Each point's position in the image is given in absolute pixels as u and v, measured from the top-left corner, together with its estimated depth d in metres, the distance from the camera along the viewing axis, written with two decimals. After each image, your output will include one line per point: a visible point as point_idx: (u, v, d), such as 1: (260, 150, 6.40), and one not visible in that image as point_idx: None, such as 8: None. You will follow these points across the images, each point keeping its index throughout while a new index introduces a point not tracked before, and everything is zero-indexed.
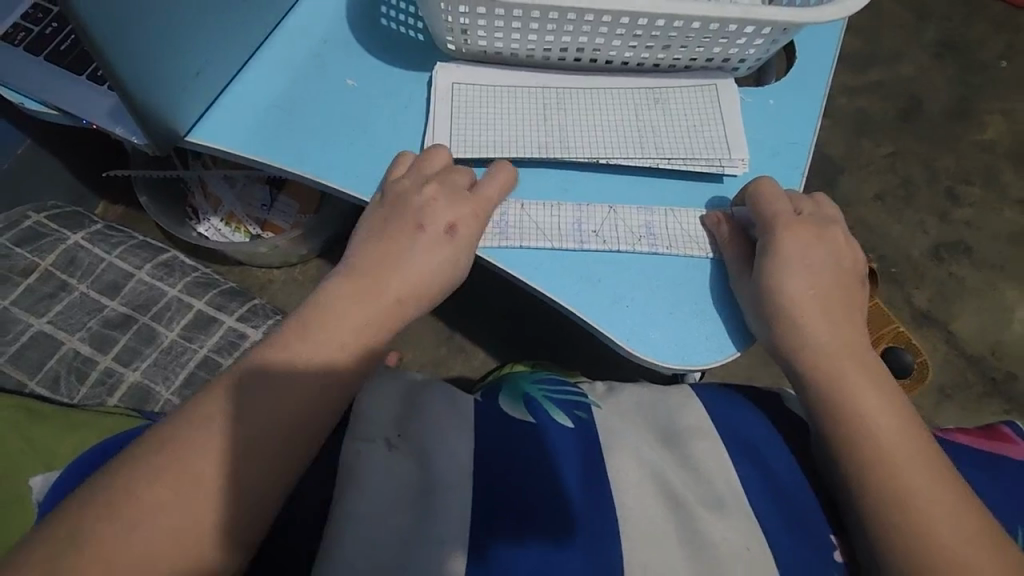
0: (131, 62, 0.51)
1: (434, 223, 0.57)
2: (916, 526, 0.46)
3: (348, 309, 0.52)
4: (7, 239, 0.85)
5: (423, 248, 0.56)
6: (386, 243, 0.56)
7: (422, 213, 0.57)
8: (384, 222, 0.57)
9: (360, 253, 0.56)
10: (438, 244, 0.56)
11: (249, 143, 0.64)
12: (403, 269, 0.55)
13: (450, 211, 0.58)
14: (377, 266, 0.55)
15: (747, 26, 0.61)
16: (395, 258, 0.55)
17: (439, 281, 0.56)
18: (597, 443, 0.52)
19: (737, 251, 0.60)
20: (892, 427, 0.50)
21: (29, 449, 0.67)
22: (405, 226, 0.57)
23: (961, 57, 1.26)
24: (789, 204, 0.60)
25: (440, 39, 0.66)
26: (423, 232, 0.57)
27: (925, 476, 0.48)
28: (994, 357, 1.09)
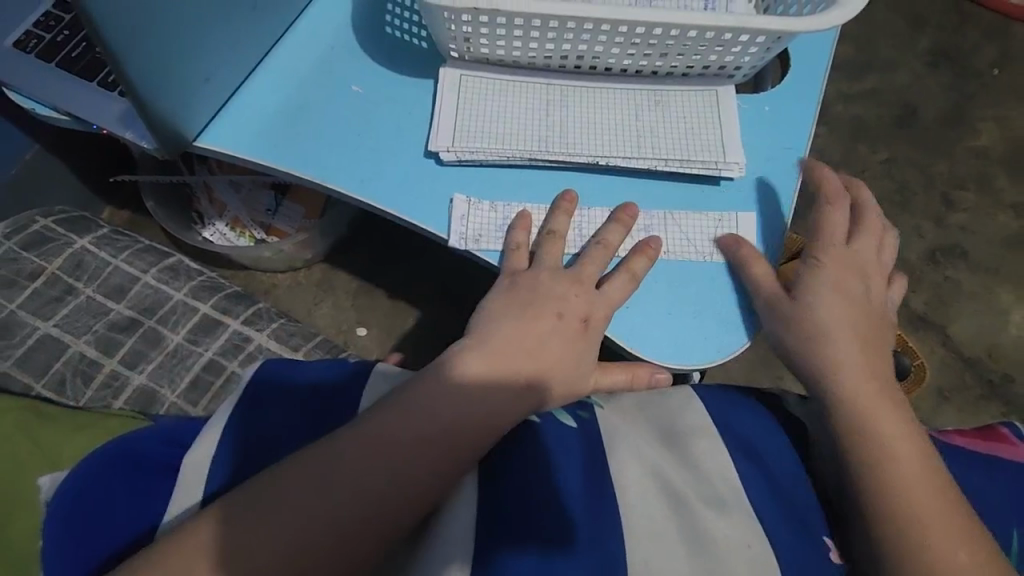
0: (143, 68, 0.53)
1: (574, 315, 0.58)
2: (898, 518, 0.49)
3: (474, 373, 0.53)
4: (15, 243, 0.86)
5: (563, 338, 0.57)
6: (530, 327, 0.56)
7: (562, 303, 0.58)
8: (522, 307, 0.57)
9: (495, 327, 0.56)
10: (577, 337, 0.57)
11: (255, 147, 0.65)
12: (541, 356, 0.55)
13: (583, 305, 0.58)
14: (509, 341, 0.55)
15: (741, 34, 0.62)
16: (533, 343, 0.55)
17: (569, 373, 0.56)
18: (599, 442, 0.53)
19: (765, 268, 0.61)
20: (873, 428, 0.53)
21: (35, 451, 0.68)
22: (547, 313, 0.57)
23: (954, 65, 1.28)
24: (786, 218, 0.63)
25: (443, 47, 0.67)
26: (563, 322, 0.57)
27: (907, 476, 0.51)
28: (991, 360, 1.10)
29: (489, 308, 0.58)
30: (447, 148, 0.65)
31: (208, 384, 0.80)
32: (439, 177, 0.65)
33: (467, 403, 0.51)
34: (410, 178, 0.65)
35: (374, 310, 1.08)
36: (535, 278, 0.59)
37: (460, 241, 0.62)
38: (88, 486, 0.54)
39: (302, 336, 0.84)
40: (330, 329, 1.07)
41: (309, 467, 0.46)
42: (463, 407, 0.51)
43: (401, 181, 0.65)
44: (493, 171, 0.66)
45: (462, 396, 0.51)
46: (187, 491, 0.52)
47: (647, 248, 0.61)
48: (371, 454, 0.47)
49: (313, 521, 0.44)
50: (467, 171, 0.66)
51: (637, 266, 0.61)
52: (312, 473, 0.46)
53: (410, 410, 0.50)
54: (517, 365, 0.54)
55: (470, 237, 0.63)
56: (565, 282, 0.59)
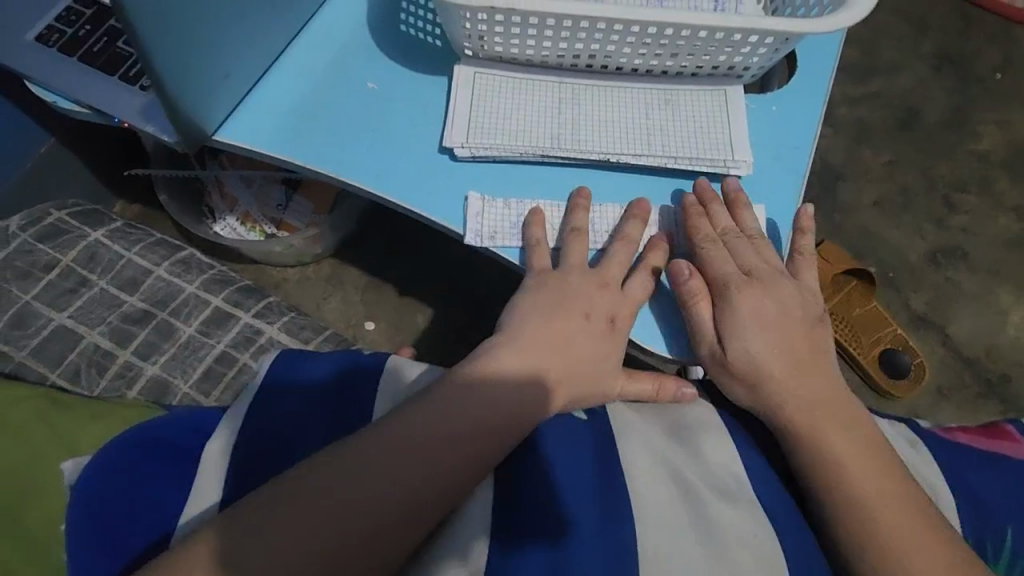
0: (167, 60, 0.54)
1: (600, 315, 0.59)
2: (889, 519, 0.51)
3: (490, 369, 0.54)
4: (30, 235, 0.87)
5: (592, 338, 0.58)
6: (560, 327, 0.58)
7: (588, 303, 0.59)
8: (549, 307, 0.58)
9: (523, 324, 0.58)
10: (602, 337, 0.58)
11: (273, 142, 0.67)
12: (568, 354, 0.57)
13: (611, 305, 0.59)
14: (536, 338, 0.57)
15: (751, 35, 0.64)
16: (561, 341, 0.57)
17: (593, 374, 0.57)
18: (610, 434, 0.55)
19: (708, 312, 0.59)
20: (850, 441, 0.55)
21: (52, 437, 0.69)
22: (575, 313, 0.58)
23: (957, 69, 1.30)
24: (737, 225, 0.64)
25: (457, 45, 0.69)
26: (591, 322, 0.58)
27: (896, 506, 0.52)
28: (990, 360, 1.11)
29: (518, 305, 0.59)
30: (461, 144, 0.66)
31: (220, 375, 0.81)
32: (454, 173, 0.67)
33: (482, 398, 0.53)
34: (425, 174, 0.66)
35: (382, 305, 1.10)
36: (560, 278, 0.60)
37: (476, 237, 0.63)
38: (111, 469, 0.56)
39: (313, 330, 0.86)
40: (339, 324, 1.09)
41: (333, 455, 0.48)
42: (480, 401, 0.52)
43: (415, 177, 0.66)
44: (506, 167, 0.67)
45: (481, 391, 0.53)
46: (214, 481, 0.54)
47: (653, 243, 0.63)
48: (390, 440, 0.49)
49: (335, 508, 0.46)
50: (480, 168, 0.67)
51: (655, 260, 0.62)
52: (335, 463, 0.47)
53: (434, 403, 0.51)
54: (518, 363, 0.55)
55: (486, 234, 0.64)
56: (589, 284, 0.60)
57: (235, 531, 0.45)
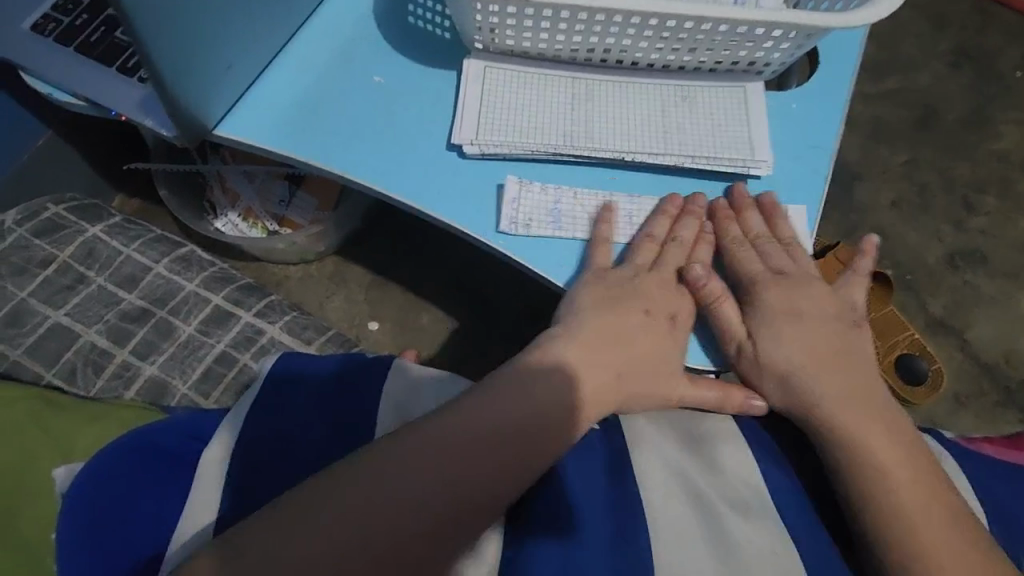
0: (166, 49, 0.51)
1: (661, 310, 0.57)
2: (932, 536, 0.48)
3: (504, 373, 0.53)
4: (26, 230, 0.85)
5: (652, 335, 0.56)
6: (623, 322, 0.56)
7: (650, 300, 0.58)
8: (611, 302, 0.57)
9: (583, 322, 0.56)
10: (663, 333, 0.56)
11: (275, 138, 0.64)
12: (631, 351, 0.55)
13: (670, 303, 0.58)
14: (599, 335, 0.55)
15: (774, 30, 0.61)
16: (623, 336, 0.55)
17: (653, 373, 0.55)
18: (624, 445, 0.53)
19: (732, 310, 0.58)
20: (889, 450, 0.52)
21: (47, 440, 0.67)
22: (633, 312, 0.56)
23: (977, 67, 1.26)
24: (772, 233, 0.62)
25: (467, 37, 0.66)
26: (650, 318, 0.57)
27: (940, 521, 0.49)
28: (1009, 366, 1.09)
29: (577, 298, 0.57)
30: (470, 141, 0.64)
31: (220, 375, 0.79)
32: (462, 170, 0.64)
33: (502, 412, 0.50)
34: (433, 171, 0.64)
35: (386, 304, 1.07)
36: (616, 275, 0.59)
37: (510, 224, 0.61)
38: (102, 474, 0.54)
39: (315, 330, 0.83)
40: (342, 323, 1.06)
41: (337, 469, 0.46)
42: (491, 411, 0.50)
43: (423, 174, 0.64)
44: (517, 165, 0.65)
45: (510, 399, 0.51)
46: (209, 499, 0.51)
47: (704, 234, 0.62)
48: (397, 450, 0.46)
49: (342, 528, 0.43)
50: (490, 165, 0.64)
51: (701, 256, 0.62)
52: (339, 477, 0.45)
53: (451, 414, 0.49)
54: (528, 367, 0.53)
55: (522, 222, 0.62)
56: (649, 279, 0.59)
57: (234, 549, 0.42)
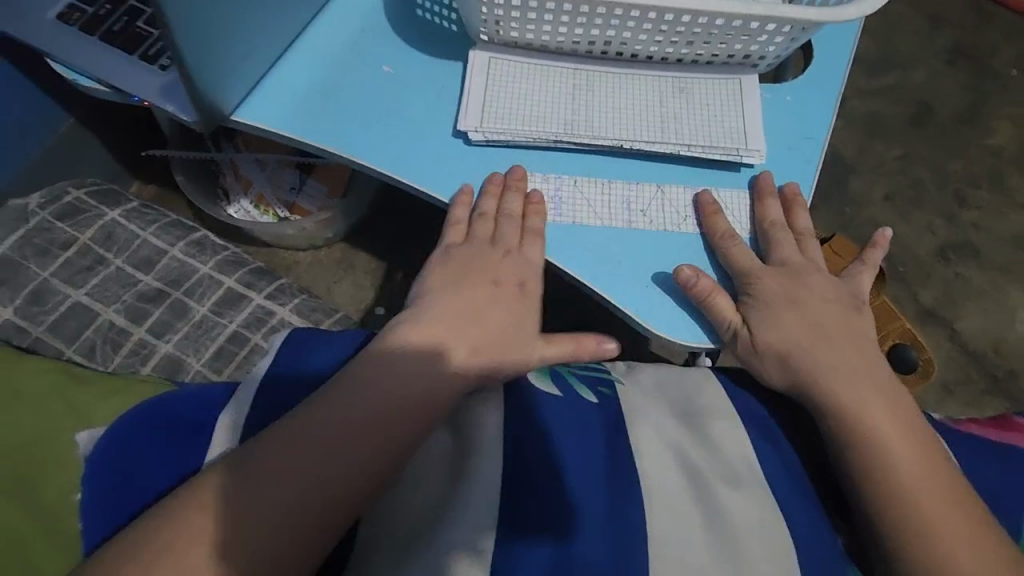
0: (191, 36, 0.54)
1: (507, 279, 0.61)
2: (929, 513, 0.51)
3: (463, 338, 0.57)
4: (49, 213, 0.89)
5: (502, 302, 0.60)
6: (472, 297, 0.60)
7: (495, 271, 0.62)
8: (461, 276, 0.61)
9: (438, 295, 0.60)
10: (514, 299, 0.60)
11: (290, 123, 0.67)
12: (484, 322, 0.58)
13: (517, 271, 0.62)
14: (458, 305, 0.59)
15: (769, 24, 0.63)
16: (477, 304, 0.59)
17: (512, 341, 0.59)
18: (620, 414, 0.57)
19: (726, 301, 0.60)
20: (886, 429, 0.55)
21: (68, 409, 0.70)
22: (482, 281, 0.61)
23: (972, 64, 1.29)
24: (790, 222, 0.65)
25: (473, 30, 0.69)
26: (498, 288, 0.61)
27: (937, 497, 0.52)
28: (998, 355, 1.11)
29: (429, 278, 0.62)
30: (475, 127, 0.67)
31: (232, 354, 0.82)
32: (467, 156, 0.67)
33: (419, 385, 0.54)
34: (438, 156, 0.67)
35: (389, 289, 1.11)
36: (467, 252, 0.63)
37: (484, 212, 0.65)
38: (120, 441, 0.57)
39: (323, 311, 0.87)
40: (348, 307, 1.10)
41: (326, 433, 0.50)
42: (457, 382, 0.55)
43: (429, 159, 0.67)
44: (519, 152, 0.68)
45: (370, 375, 0.54)
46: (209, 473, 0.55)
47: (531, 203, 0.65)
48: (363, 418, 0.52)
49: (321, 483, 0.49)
50: (493, 151, 0.67)
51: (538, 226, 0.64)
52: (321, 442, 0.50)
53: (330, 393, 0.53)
54: (480, 334, 0.58)
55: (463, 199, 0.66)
56: (494, 254, 0.63)
57: None
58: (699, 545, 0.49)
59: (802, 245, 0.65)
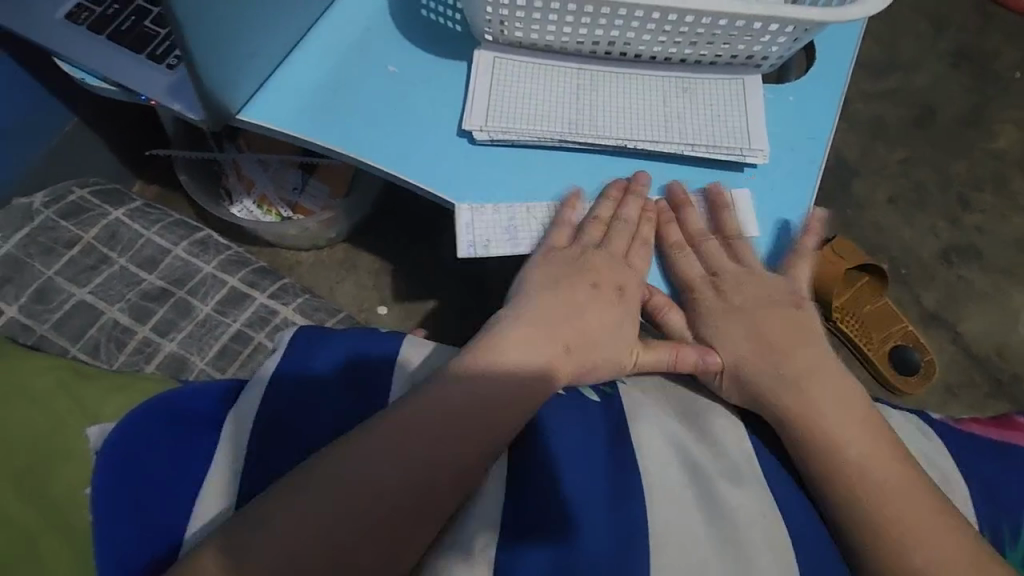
0: (200, 34, 0.55)
1: (605, 281, 0.61)
2: (915, 531, 0.50)
3: (547, 347, 0.57)
4: (54, 212, 0.89)
5: (599, 304, 0.60)
6: (567, 296, 0.60)
7: (595, 273, 0.62)
8: (558, 280, 0.61)
9: (532, 298, 0.60)
10: (611, 304, 0.60)
11: (295, 122, 0.67)
12: (580, 322, 0.59)
13: (617, 274, 0.62)
14: (553, 309, 0.59)
15: (771, 24, 0.64)
16: (576, 307, 0.59)
17: (609, 343, 0.59)
18: (621, 415, 0.56)
19: (679, 317, 0.63)
20: (873, 446, 0.54)
21: (75, 406, 0.70)
22: (583, 282, 0.61)
23: (975, 68, 1.29)
24: (715, 226, 0.65)
25: (477, 30, 0.69)
26: (597, 290, 0.61)
27: (922, 516, 0.51)
28: (1000, 358, 1.11)
29: (529, 275, 0.62)
30: (479, 126, 0.67)
31: (235, 352, 0.82)
32: (471, 155, 0.68)
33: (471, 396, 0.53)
34: (443, 155, 0.67)
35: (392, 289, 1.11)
36: (563, 255, 0.63)
37: (470, 246, 0.63)
38: (133, 436, 0.57)
39: (326, 311, 0.87)
40: (351, 307, 1.10)
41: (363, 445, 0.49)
42: (510, 388, 0.54)
43: (434, 157, 0.67)
44: (523, 150, 0.68)
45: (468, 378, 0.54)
46: (223, 486, 0.55)
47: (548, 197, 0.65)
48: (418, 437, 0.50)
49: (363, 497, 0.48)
50: (498, 150, 0.68)
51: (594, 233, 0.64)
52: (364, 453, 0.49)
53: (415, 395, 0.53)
54: (574, 334, 0.58)
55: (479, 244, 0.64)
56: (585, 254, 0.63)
57: None
58: (700, 554, 0.48)
59: (733, 248, 0.65)
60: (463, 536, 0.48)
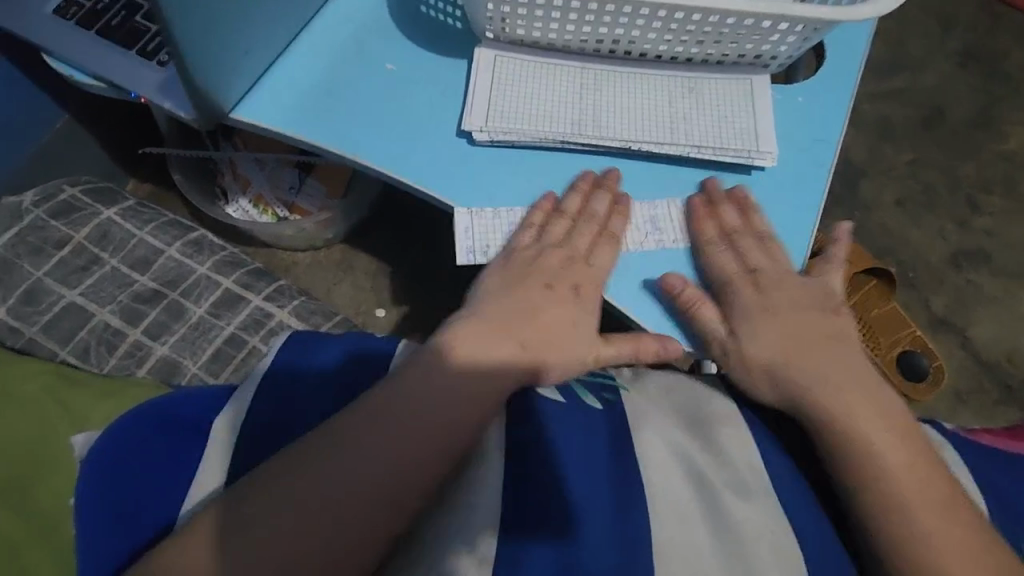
0: (189, 32, 0.53)
1: (562, 282, 0.59)
2: (936, 529, 0.49)
3: (491, 344, 0.56)
4: (44, 211, 0.87)
5: (557, 304, 0.58)
6: (522, 297, 0.58)
7: (553, 274, 0.59)
8: (512, 282, 0.59)
9: (489, 300, 0.59)
10: (567, 304, 0.58)
11: (289, 122, 0.65)
12: (534, 322, 0.57)
13: (572, 275, 0.60)
14: (506, 310, 0.58)
15: (782, 23, 0.62)
16: (530, 309, 0.58)
17: (564, 341, 0.57)
18: (624, 421, 0.55)
19: (713, 310, 0.59)
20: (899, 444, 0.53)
21: (65, 413, 0.69)
22: (535, 284, 0.59)
23: (984, 68, 1.27)
24: (748, 225, 0.63)
25: (478, 27, 0.67)
26: (552, 291, 0.59)
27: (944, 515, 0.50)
28: (1010, 364, 1.09)
29: (483, 285, 0.60)
30: (479, 127, 0.65)
31: (229, 356, 0.80)
32: (470, 156, 0.66)
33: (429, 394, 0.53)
34: (441, 156, 0.65)
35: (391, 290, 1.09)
36: (522, 256, 0.61)
37: (469, 255, 0.62)
38: (120, 443, 0.55)
39: (323, 314, 0.85)
40: (349, 309, 1.08)
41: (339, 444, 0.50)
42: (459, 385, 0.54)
43: (432, 158, 0.65)
44: (525, 152, 0.66)
45: (413, 383, 0.53)
46: (218, 464, 0.54)
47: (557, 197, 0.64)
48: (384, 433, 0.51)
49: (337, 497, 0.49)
50: (498, 152, 0.66)
51: (585, 237, 0.62)
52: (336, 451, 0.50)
53: (382, 396, 0.53)
54: (528, 332, 0.56)
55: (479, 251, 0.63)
56: (555, 258, 0.60)
57: None
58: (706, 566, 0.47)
59: (766, 247, 0.62)
60: (461, 546, 0.46)
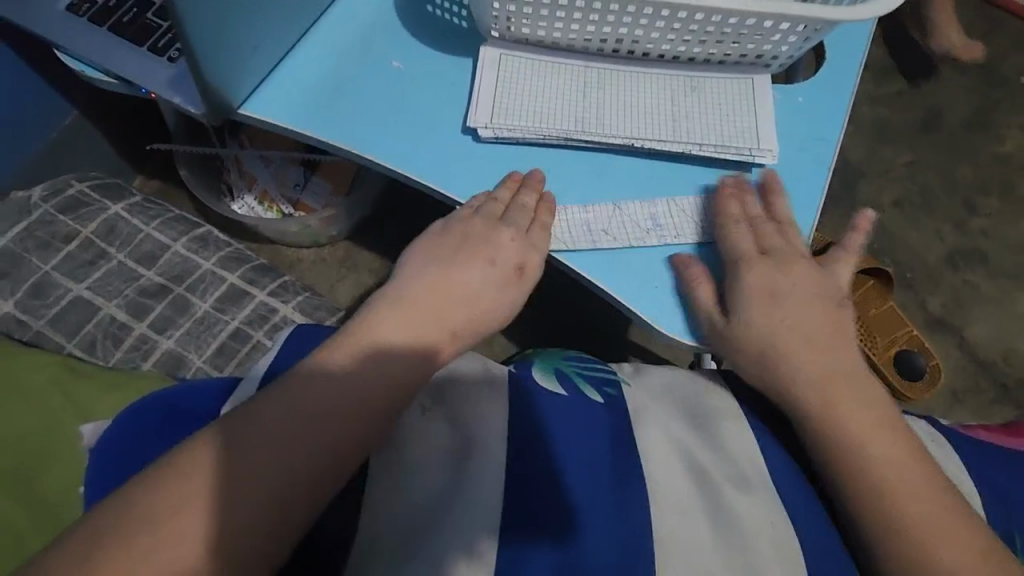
0: (200, 28, 0.54)
1: (504, 261, 0.60)
2: (930, 522, 0.50)
3: (418, 322, 0.54)
4: (51, 206, 0.88)
5: (492, 281, 0.58)
6: (455, 275, 0.58)
7: (495, 251, 0.60)
8: (443, 259, 0.59)
9: (418, 277, 0.57)
10: (508, 283, 0.59)
11: (297, 117, 0.67)
12: (464, 302, 0.57)
13: (516, 252, 0.60)
14: (433, 288, 0.56)
15: (783, 23, 0.63)
16: (456, 287, 0.57)
17: (488, 314, 0.58)
18: (626, 417, 0.56)
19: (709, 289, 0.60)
20: (892, 441, 0.53)
21: (72, 405, 0.69)
22: (479, 259, 0.59)
23: (982, 72, 1.28)
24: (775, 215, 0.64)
25: (484, 26, 0.68)
26: (494, 268, 0.59)
27: (938, 510, 0.50)
28: (1006, 364, 1.10)
29: (413, 260, 0.59)
30: (484, 123, 0.66)
31: (234, 351, 0.81)
32: (474, 152, 0.67)
33: (373, 369, 0.51)
34: (445, 151, 0.66)
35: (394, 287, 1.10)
36: (465, 228, 0.61)
37: None
38: (126, 430, 0.55)
39: (327, 310, 0.86)
40: (352, 306, 1.09)
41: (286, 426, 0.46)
42: (390, 365, 0.51)
43: (435, 153, 0.66)
44: (529, 149, 0.67)
45: (341, 365, 0.50)
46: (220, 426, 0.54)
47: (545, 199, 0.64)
48: (324, 415, 0.47)
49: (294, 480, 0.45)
50: (503, 148, 0.67)
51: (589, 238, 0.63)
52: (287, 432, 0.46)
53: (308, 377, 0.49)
54: (461, 313, 0.56)
55: None
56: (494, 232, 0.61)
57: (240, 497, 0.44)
58: (708, 562, 0.47)
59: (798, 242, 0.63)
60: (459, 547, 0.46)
